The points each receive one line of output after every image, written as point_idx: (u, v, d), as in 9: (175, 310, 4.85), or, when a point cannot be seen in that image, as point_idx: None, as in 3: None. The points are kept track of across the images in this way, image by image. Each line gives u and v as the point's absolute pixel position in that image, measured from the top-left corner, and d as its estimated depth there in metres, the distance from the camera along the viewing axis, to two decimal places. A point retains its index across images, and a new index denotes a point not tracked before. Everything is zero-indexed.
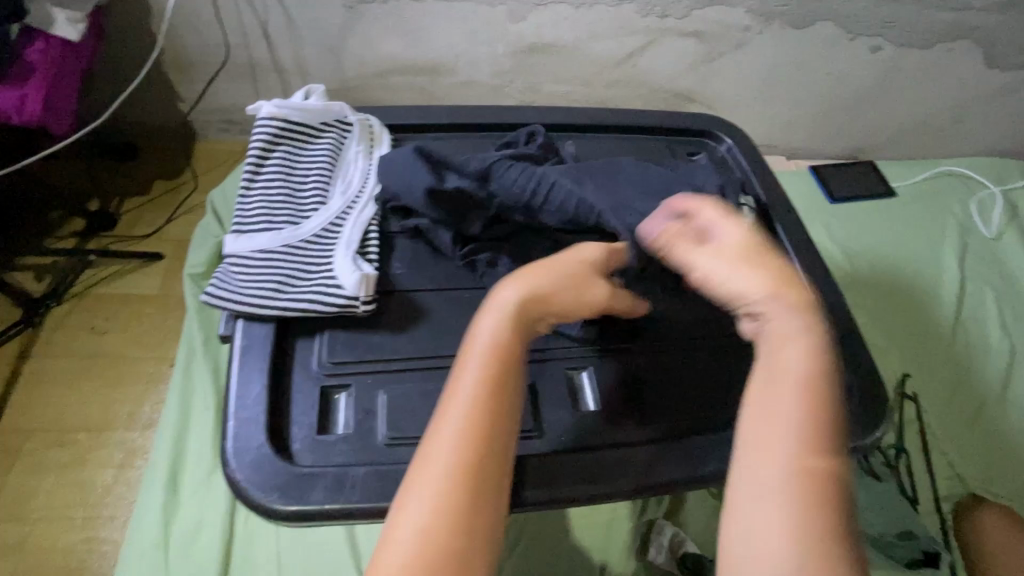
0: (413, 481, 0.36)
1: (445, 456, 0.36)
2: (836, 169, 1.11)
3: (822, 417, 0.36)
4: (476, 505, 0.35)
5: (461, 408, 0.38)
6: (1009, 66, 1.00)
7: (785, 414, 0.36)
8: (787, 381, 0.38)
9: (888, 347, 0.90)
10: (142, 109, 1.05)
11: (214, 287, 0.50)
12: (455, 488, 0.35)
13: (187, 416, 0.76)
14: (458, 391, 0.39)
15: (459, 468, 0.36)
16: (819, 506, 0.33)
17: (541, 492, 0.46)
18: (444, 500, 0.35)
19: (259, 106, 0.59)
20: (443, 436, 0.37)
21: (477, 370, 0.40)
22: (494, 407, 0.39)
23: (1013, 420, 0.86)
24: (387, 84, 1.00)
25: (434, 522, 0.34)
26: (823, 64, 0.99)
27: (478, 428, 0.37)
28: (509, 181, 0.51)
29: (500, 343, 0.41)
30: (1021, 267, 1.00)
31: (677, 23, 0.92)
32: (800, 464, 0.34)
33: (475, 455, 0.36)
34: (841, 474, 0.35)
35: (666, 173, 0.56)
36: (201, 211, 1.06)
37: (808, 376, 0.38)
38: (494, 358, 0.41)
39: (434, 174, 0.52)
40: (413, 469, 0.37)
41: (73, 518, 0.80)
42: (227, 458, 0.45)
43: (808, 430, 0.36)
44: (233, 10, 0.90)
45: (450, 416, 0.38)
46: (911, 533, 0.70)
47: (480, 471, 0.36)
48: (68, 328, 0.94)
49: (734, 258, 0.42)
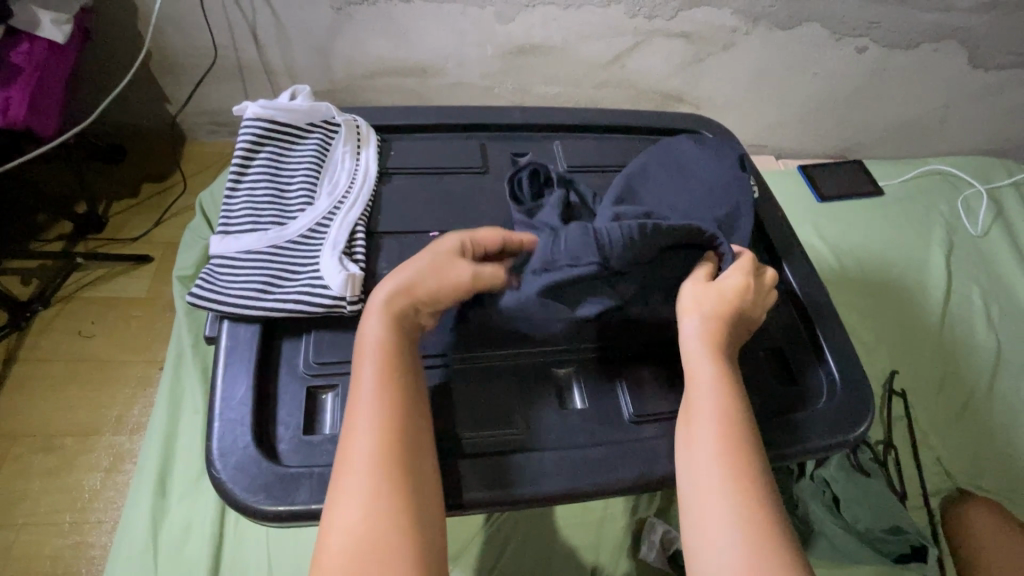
0: (337, 485, 0.38)
1: (364, 456, 0.38)
2: (823, 168, 1.12)
3: (721, 413, 0.43)
4: (404, 490, 0.38)
5: (363, 408, 0.40)
6: (992, 66, 1.01)
7: (702, 415, 0.43)
8: (701, 385, 0.44)
9: (876, 345, 0.91)
10: (130, 111, 1.05)
11: (199, 287, 0.50)
12: (379, 480, 0.37)
13: (176, 419, 0.76)
14: (358, 394, 0.41)
15: (376, 462, 0.38)
16: (740, 488, 0.39)
17: (498, 492, 0.46)
18: (372, 495, 0.37)
19: (245, 107, 0.59)
20: (357, 437, 0.39)
21: (374, 370, 0.42)
22: (396, 397, 0.41)
23: (999, 415, 0.87)
24: (377, 85, 1.00)
25: (370, 516, 0.36)
26: (810, 64, 1.00)
27: (383, 421, 0.40)
28: (623, 252, 0.45)
29: (390, 342, 0.43)
30: (1006, 264, 1.02)
31: (666, 25, 0.93)
32: (722, 455, 0.41)
33: (387, 446, 0.39)
34: (753, 457, 0.41)
35: (667, 182, 0.57)
36: (190, 214, 1.05)
37: (716, 378, 0.44)
38: (387, 354, 0.43)
39: (566, 304, 0.49)
40: (336, 477, 0.38)
41: (60, 523, 0.79)
42: (212, 459, 0.44)
43: (718, 426, 0.42)
44: (219, 11, 0.89)
45: (356, 419, 0.40)
46: (899, 528, 0.71)
47: (398, 461, 0.38)
48: (54, 332, 0.93)
49: (717, 294, 0.47)
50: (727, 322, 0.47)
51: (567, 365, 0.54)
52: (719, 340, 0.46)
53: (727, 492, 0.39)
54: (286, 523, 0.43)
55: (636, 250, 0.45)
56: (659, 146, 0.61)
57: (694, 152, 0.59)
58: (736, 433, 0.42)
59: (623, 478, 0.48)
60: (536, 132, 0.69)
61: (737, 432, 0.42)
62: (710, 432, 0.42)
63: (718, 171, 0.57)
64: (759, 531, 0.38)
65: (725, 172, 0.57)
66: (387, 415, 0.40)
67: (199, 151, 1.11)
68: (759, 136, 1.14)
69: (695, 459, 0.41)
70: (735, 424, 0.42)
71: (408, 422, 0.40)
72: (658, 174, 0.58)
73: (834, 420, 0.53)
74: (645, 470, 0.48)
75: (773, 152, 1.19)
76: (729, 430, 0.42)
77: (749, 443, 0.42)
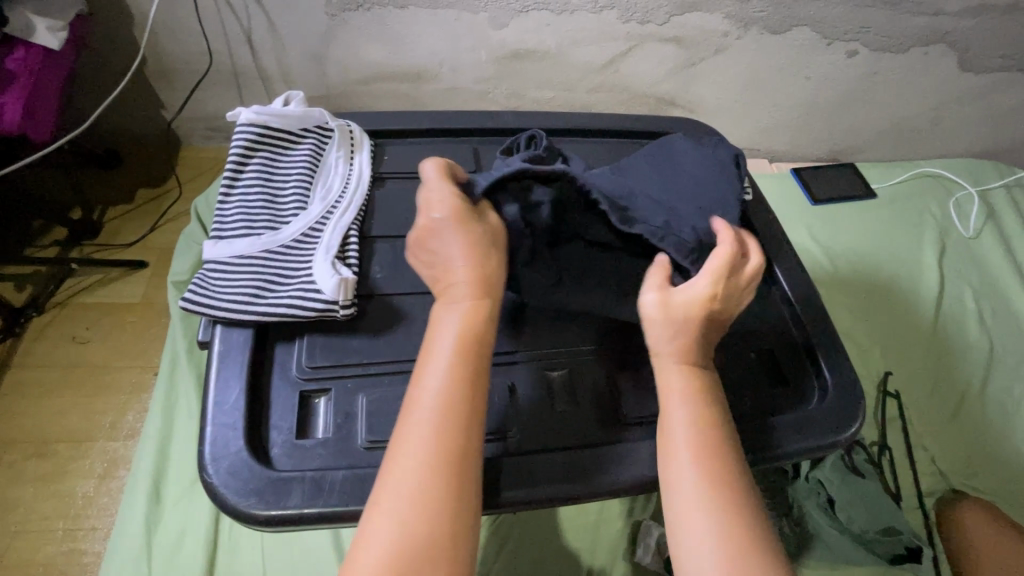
0: (384, 487, 0.37)
1: (413, 459, 0.37)
2: (816, 171, 1.12)
3: (702, 421, 0.43)
4: (458, 490, 0.37)
5: (428, 402, 0.39)
6: (982, 69, 1.02)
7: (676, 426, 0.43)
8: (675, 397, 0.44)
9: (870, 346, 0.91)
10: (125, 117, 1.05)
11: (191, 292, 0.50)
12: (431, 482, 0.37)
13: (171, 423, 0.76)
14: (422, 390, 0.40)
15: (433, 462, 0.37)
16: (722, 497, 0.39)
17: (517, 493, 0.47)
18: (421, 494, 0.36)
19: (238, 112, 0.59)
20: (413, 434, 0.38)
21: (444, 369, 0.41)
22: (458, 401, 0.39)
23: (992, 415, 0.88)
24: (371, 90, 1.01)
25: (417, 517, 0.36)
26: (801, 68, 1.01)
27: (444, 420, 0.39)
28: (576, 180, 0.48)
29: (466, 342, 0.42)
30: (997, 265, 1.02)
31: (658, 30, 0.93)
32: (710, 473, 0.41)
33: (446, 446, 0.38)
34: (732, 464, 0.41)
35: (656, 176, 0.57)
36: (185, 219, 1.05)
37: (693, 394, 0.44)
38: (457, 353, 0.41)
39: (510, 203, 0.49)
40: (382, 478, 0.37)
41: (54, 530, 0.79)
42: (204, 464, 0.45)
43: (697, 436, 0.42)
44: (213, 17, 0.89)
45: (416, 413, 0.39)
46: (894, 529, 0.71)
47: (455, 462, 0.38)
48: (48, 339, 0.93)
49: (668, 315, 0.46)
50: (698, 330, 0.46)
51: (559, 368, 0.54)
52: (691, 351, 0.46)
53: (716, 511, 0.39)
54: (278, 527, 0.43)
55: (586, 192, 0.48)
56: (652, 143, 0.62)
57: (686, 151, 0.59)
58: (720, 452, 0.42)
59: (619, 479, 0.48)
60: None
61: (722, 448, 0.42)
62: (687, 441, 0.42)
63: (711, 165, 0.57)
64: (747, 538, 0.38)
65: (717, 169, 0.57)
66: (449, 413, 0.39)
67: (194, 155, 1.11)
68: (751, 139, 1.15)
69: (683, 479, 0.41)
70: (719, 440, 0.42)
71: (473, 419, 0.39)
72: (650, 170, 0.58)
73: (827, 420, 0.54)
74: (638, 471, 0.49)
75: (766, 155, 1.20)
76: (715, 448, 0.42)
77: (727, 452, 0.42)
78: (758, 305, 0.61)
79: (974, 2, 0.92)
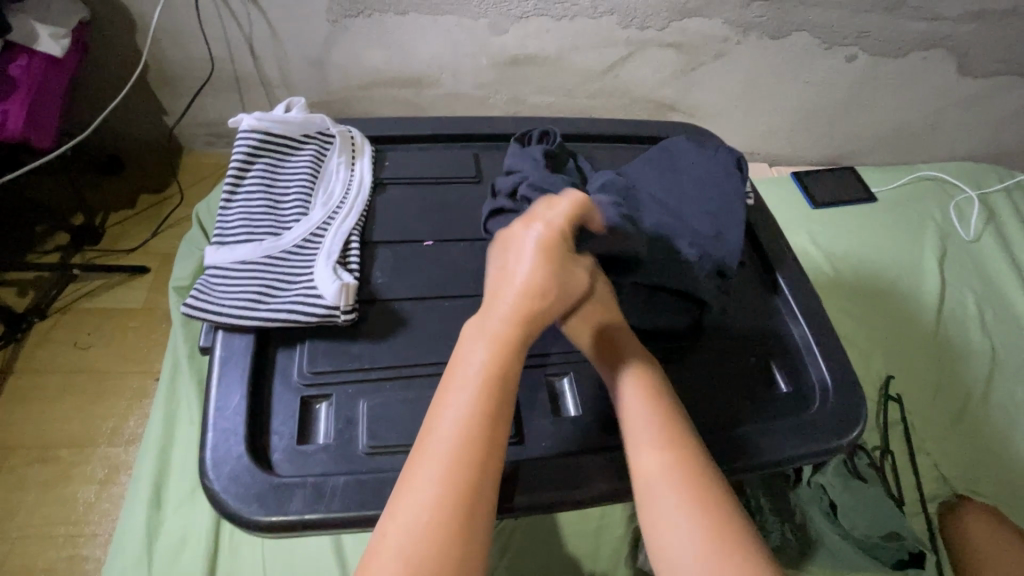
0: (398, 504, 0.37)
1: (431, 479, 0.37)
2: (816, 175, 1.13)
3: (673, 444, 0.43)
4: (470, 514, 0.37)
5: (451, 424, 0.39)
6: (981, 73, 1.02)
7: (645, 449, 0.43)
8: (643, 419, 0.44)
9: (872, 350, 0.91)
10: (127, 123, 1.05)
11: (193, 298, 0.50)
12: (443, 502, 0.37)
13: (172, 429, 0.76)
14: (449, 408, 0.40)
15: (450, 480, 0.37)
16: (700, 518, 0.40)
17: (515, 499, 0.46)
18: (433, 516, 0.36)
19: (240, 119, 0.59)
20: (434, 449, 0.39)
21: (468, 392, 0.41)
22: (482, 427, 0.39)
23: (994, 419, 0.87)
24: (372, 96, 1.01)
25: (427, 539, 0.35)
26: (800, 73, 1.01)
27: (468, 442, 0.39)
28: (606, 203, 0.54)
29: (493, 368, 0.42)
30: (998, 268, 1.02)
31: (657, 35, 0.94)
32: (680, 483, 0.41)
33: (467, 467, 0.38)
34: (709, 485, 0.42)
35: (658, 178, 0.59)
36: (187, 225, 1.06)
37: (653, 407, 0.45)
38: (488, 375, 0.41)
39: None
40: (398, 494, 0.38)
41: (55, 536, 0.79)
42: (205, 469, 0.44)
43: (673, 459, 0.42)
44: (216, 25, 0.90)
45: (437, 434, 0.39)
46: (897, 534, 0.70)
47: (471, 484, 0.37)
48: (50, 344, 0.93)
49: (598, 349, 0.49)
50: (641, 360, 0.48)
51: (561, 374, 0.54)
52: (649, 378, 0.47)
53: (688, 520, 0.40)
54: (280, 533, 0.43)
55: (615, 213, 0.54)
56: (655, 147, 0.63)
57: (689, 154, 0.60)
58: (689, 461, 0.42)
59: (621, 484, 0.48)
60: None
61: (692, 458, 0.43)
62: (661, 463, 0.42)
63: (712, 167, 0.59)
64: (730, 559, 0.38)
65: (718, 171, 0.59)
66: (475, 434, 0.39)
67: (196, 161, 1.11)
68: (751, 143, 1.16)
69: (652, 494, 0.42)
70: (684, 450, 0.43)
71: (495, 445, 0.39)
72: (650, 170, 0.59)
73: (829, 426, 0.53)
74: None
75: (766, 159, 1.20)
76: (684, 458, 0.42)
77: (701, 472, 0.42)
78: (759, 310, 0.61)
79: (972, 7, 0.92)
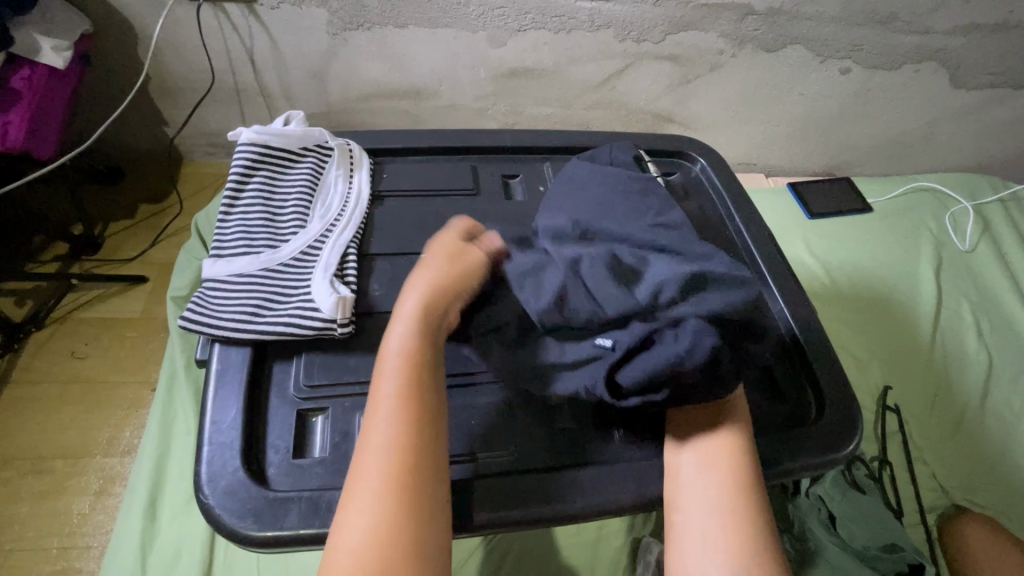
0: (346, 503, 0.39)
1: (373, 471, 0.39)
2: (812, 186, 1.13)
3: (749, 484, 0.45)
4: (412, 500, 0.39)
5: (382, 417, 0.41)
6: (974, 85, 1.03)
7: (718, 482, 0.45)
8: (722, 452, 0.46)
9: (869, 362, 0.91)
10: (128, 134, 1.06)
11: (191, 311, 0.50)
12: (384, 492, 0.38)
13: (168, 439, 0.76)
14: (378, 398, 0.42)
15: (391, 462, 0.40)
16: (760, 556, 0.41)
17: (514, 512, 0.47)
18: (381, 506, 0.38)
19: (239, 132, 0.60)
20: (373, 426, 0.41)
21: (395, 377, 0.43)
22: (411, 408, 0.42)
23: (992, 429, 0.88)
24: (372, 106, 1.02)
25: (377, 530, 0.37)
26: (796, 85, 1.02)
27: (403, 414, 0.41)
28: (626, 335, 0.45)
29: (414, 349, 0.45)
30: (993, 278, 1.03)
31: (654, 48, 0.95)
32: (734, 511, 0.43)
33: (404, 450, 0.40)
34: (770, 526, 0.44)
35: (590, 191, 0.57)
36: (185, 234, 1.06)
37: (732, 444, 0.46)
38: (408, 359, 0.44)
39: (612, 385, 0.46)
40: (347, 492, 0.39)
41: (49, 549, 0.78)
42: (200, 484, 0.44)
43: (746, 497, 0.44)
44: (218, 38, 0.90)
45: (372, 429, 0.41)
46: (895, 546, 0.69)
47: (410, 468, 0.40)
48: (47, 354, 0.92)
49: (706, 417, 0.48)
50: (739, 412, 0.48)
51: None
52: (743, 422, 0.48)
53: (734, 542, 0.42)
54: (276, 548, 0.43)
55: (643, 343, 0.45)
56: (569, 164, 0.63)
57: (595, 168, 0.60)
58: (752, 497, 0.44)
59: (625, 499, 0.48)
60: (528, 154, 0.70)
61: (751, 500, 0.44)
62: (734, 496, 0.44)
63: (613, 175, 0.59)
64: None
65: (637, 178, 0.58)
66: (407, 412, 0.42)
67: (196, 172, 1.12)
68: (747, 154, 1.17)
69: (713, 522, 0.43)
70: (750, 494, 0.44)
71: (427, 413, 0.42)
72: (579, 188, 0.59)
73: (823, 439, 0.53)
74: (635, 491, 0.49)
75: (763, 170, 1.21)
76: (749, 492, 0.44)
77: (767, 513, 0.44)
78: None
79: (963, 21, 0.93)
